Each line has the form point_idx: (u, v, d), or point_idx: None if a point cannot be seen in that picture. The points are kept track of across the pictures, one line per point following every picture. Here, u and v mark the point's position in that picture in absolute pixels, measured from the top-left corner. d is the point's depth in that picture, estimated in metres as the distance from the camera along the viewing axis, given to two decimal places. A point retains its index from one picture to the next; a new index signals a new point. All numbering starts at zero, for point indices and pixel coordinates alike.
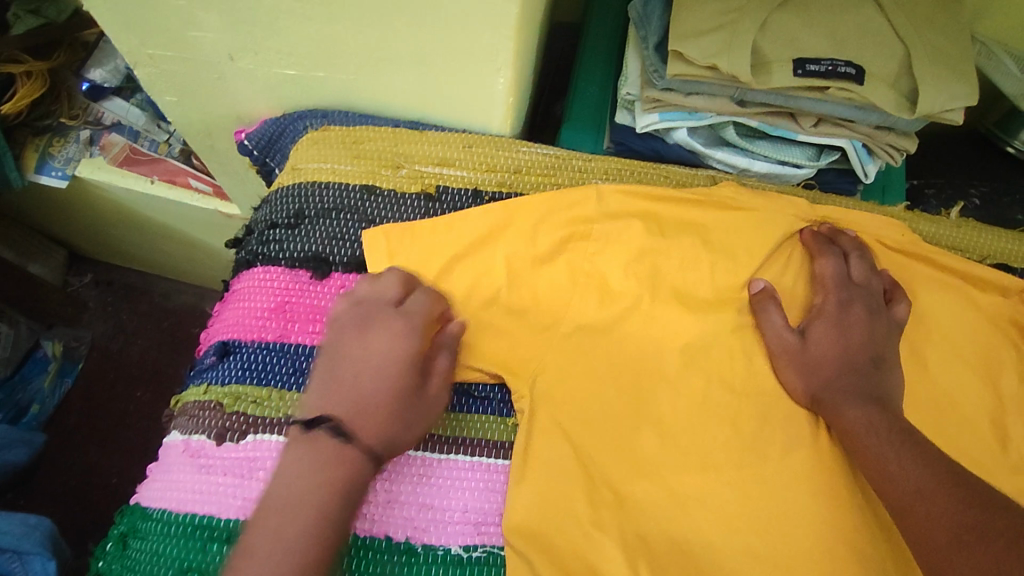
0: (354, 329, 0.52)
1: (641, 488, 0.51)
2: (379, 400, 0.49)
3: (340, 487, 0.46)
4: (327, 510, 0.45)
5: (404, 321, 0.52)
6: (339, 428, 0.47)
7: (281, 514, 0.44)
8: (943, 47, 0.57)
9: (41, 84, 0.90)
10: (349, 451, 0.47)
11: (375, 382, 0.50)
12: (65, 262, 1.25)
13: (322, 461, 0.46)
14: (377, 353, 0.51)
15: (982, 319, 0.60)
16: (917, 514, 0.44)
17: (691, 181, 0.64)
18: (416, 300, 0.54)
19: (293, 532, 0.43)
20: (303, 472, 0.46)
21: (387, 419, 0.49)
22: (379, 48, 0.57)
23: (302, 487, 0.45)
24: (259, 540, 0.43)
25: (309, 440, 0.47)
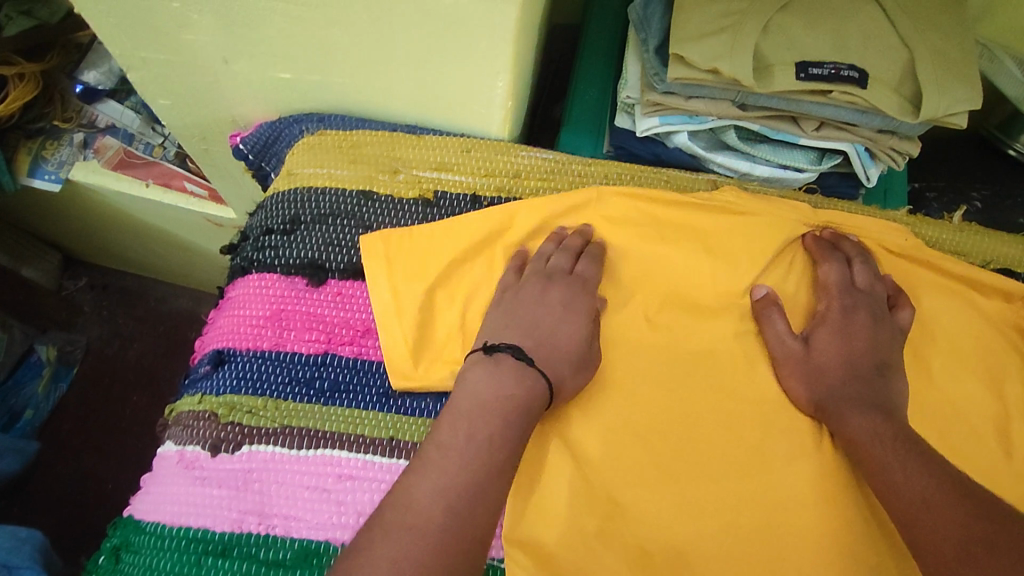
0: (535, 284, 0.55)
1: (642, 498, 0.50)
2: (560, 345, 0.52)
3: (523, 402, 0.47)
4: (512, 420, 0.46)
5: (578, 282, 0.55)
6: (522, 354, 0.50)
7: (471, 416, 0.46)
8: (946, 50, 0.56)
9: (33, 87, 0.89)
10: (529, 372, 0.49)
11: (557, 326, 0.53)
12: (60, 266, 1.24)
13: (506, 376, 0.49)
14: (559, 303, 0.54)
15: (986, 325, 0.60)
16: (923, 525, 0.43)
17: (692, 186, 0.63)
18: (585, 266, 0.56)
19: (484, 433, 0.45)
20: (490, 384, 0.48)
21: (563, 360, 0.51)
22: (376, 51, 0.56)
23: (492, 394, 0.47)
24: (452, 434, 0.45)
25: (493, 360, 0.50)
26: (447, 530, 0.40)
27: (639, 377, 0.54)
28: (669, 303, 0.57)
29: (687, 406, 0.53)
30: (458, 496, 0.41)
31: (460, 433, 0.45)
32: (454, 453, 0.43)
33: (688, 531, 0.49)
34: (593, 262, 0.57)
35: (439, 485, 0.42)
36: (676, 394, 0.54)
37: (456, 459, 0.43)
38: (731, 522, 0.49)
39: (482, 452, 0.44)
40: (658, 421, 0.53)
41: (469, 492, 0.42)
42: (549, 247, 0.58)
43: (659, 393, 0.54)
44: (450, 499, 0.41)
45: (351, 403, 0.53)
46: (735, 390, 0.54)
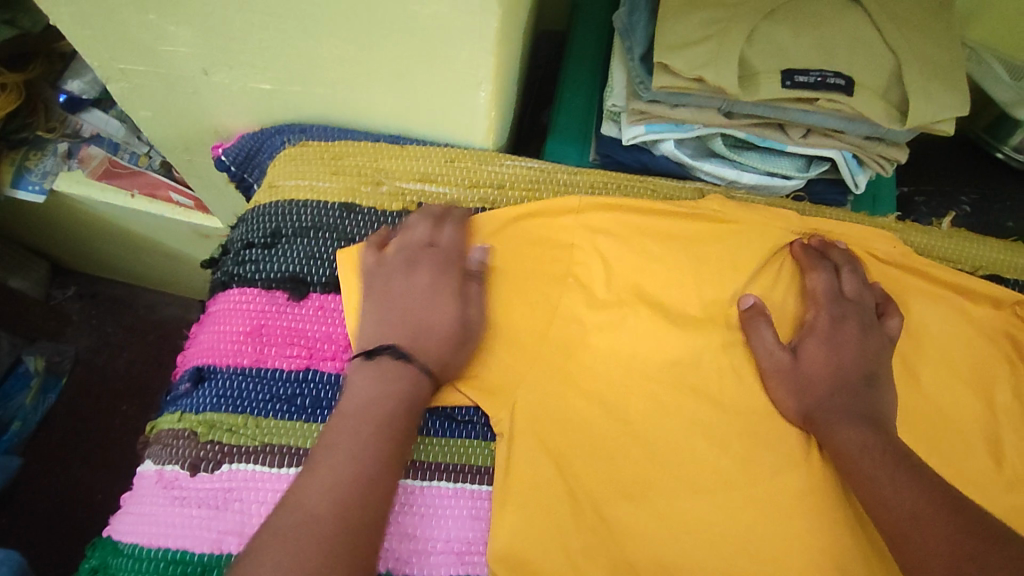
0: (398, 268, 0.55)
1: (628, 512, 0.50)
2: (438, 328, 0.52)
3: (404, 395, 0.48)
4: (396, 419, 0.47)
5: (440, 256, 0.55)
6: (401, 351, 0.50)
7: (355, 417, 0.47)
8: (933, 57, 0.55)
9: (15, 97, 0.87)
10: (410, 367, 0.50)
11: (425, 306, 0.53)
12: (47, 276, 1.22)
13: (387, 375, 0.49)
14: (424, 283, 0.54)
15: (976, 333, 0.59)
16: (912, 541, 0.42)
17: (679, 195, 0.63)
18: (446, 234, 0.57)
19: (369, 429, 0.46)
20: (373, 383, 0.48)
21: (441, 340, 0.52)
22: (357, 61, 0.56)
23: (376, 393, 0.48)
24: (338, 433, 0.46)
25: (375, 362, 0.50)
26: (340, 524, 0.41)
27: (626, 389, 0.54)
28: (656, 313, 0.56)
29: (676, 419, 0.53)
30: (348, 492, 0.43)
31: (348, 433, 0.46)
32: (339, 452, 0.44)
33: (676, 547, 0.48)
34: (457, 230, 0.57)
35: (328, 485, 0.43)
36: (664, 406, 0.53)
37: (343, 457, 0.44)
38: (720, 537, 0.48)
39: (368, 448, 0.45)
40: (646, 434, 0.52)
41: (358, 487, 0.43)
42: (412, 226, 0.57)
43: (646, 405, 0.53)
44: (341, 493, 0.42)
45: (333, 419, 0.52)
46: (724, 401, 0.53)
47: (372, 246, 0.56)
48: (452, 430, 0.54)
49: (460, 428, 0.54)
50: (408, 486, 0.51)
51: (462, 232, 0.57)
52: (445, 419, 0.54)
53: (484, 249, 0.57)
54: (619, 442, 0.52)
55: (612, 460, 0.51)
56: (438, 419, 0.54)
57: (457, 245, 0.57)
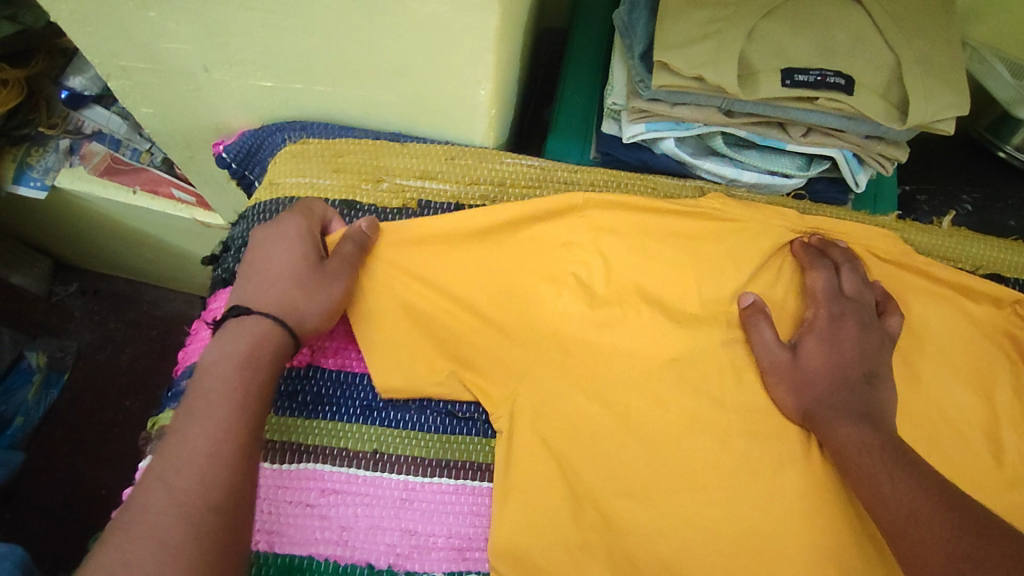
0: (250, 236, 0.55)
1: (628, 508, 0.50)
2: (280, 277, 0.51)
3: (246, 354, 0.47)
4: (234, 379, 0.45)
5: (283, 215, 0.55)
6: (240, 307, 0.49)
7: (193, 389, 0.45)
8: (934, 56, 0.55)
9: (17, 93, 0.87)
10: (253, 320, 0.49)
11: (263, 258, 0.52)
12: (50, 272, 1.23)
13: (226, 339, 0.48)
14: (262, 239, 0.53)
15: (976, 332, 0.59)
16: (910, 539, 0.42)
17: (679, 193, 0.63)
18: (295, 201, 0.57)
19: (206, 402, 0.44)
20: (214, 350, 0.47)
21: (286, 286, 0.51)
22: (356, 59, 0.56)
23: (214, 359, 0.46)
24: (178, 413, 0.44)
25: (223, 330, 0.49)
26: (176, 505, 0.39)
27: (626, 386, 0.54)
28: (656, 311, 0.56)
29: (676, 416, 0.53)
30: (187, 467, 0.41)
31: (186, 412, 0.44)
32: (173, 434, 0.43)
33: (676, 544, 0.49)
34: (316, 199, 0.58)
35: (167, 466, 0.41)
36: (663, 404, 0.53)
37: (179, 433, 0.43)
38: (719, 534, 0.49)
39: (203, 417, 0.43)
40: (646, 431, 0.52)
41: (196, 463, 0.41)
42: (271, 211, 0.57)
43: (647, 403, 0.53)
44: (177, 469, 0.41)
45: (334, 416, 0.53)
46: (724, 399, 0.54)
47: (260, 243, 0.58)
48: (453, 426, 0.55)
49: (460, 424, 0.55)
50: (410, 482, 0.51)
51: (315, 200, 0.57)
52: (446, 416, 0.55)
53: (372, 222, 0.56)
54: (619, 438, 0.52)
55: (612, 456, 0.52)
56: (438, 415, 0.55)
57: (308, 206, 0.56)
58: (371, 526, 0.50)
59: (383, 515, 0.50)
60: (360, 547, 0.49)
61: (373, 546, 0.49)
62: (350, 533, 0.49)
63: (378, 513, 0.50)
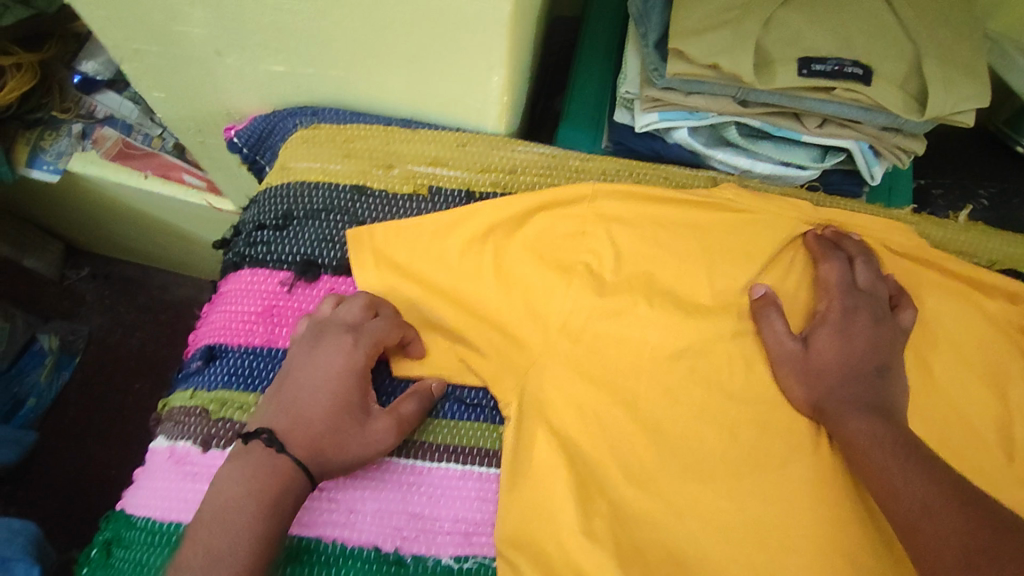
0: (307, 339, 0.52)
1: (635, 497, 0.50)
2: (324, 419, 0.48)
3: (271, 503, 0.44)
4: (257, 527, 0.43)
5: (355, 341, 0.51)
6: (276, 439, 0.46)
7: (212, 527, 0.42)
8: (955, 46, 0.55)
9: (30, 78, 0.87)
10: (283, 460, 0.46)
11: (316, 391, 0.49)
12: (61, 256, 1.23)
13: (255, 470, 0.45)
14: (327, 366, 0.50)
15: (990, 328, 0.59)
16: (920, 533, 0.42)
17: (691, 183, 0.62)
18: (372, 322, 0.53)
19: (227, 543, 0.42)
20: (243, 480, 0.44)
21: (329, 431, 0.48)
22: (369, 44, 0.56)
23: (238, 496, 0.44)
24: (190, 550, 0.42)
25: (250, 450, 0.46)
26: None
27: (634, 375, 0.54)
28: (667, 301, 0.56)
29: (684, 408, 0.53)
30: None
31: (205, 547, 0.42)
32: (184, 570, 0.40)
33: (683, 534, 0.49)
34: (386, 321, 0.53)
35: None
36: (671, 394, 0.53)
37: None
38: (728, 526, 0.49)
39: (214, 571, 0.40)
40: (655, 422, 0.52)
41: None
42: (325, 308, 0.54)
43: (656, 394, 0.53)
44: None
45: None
46: (732, 390, 0.53)
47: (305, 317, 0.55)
48: (461, 412, 0.54)
49: (469, 411, 0.55)
50: (418, 467, 0.52)
51: (390, 324, 0.53)
52: (454, 402, 0.55)
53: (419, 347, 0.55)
54: (627, 428, 0.52)
55: (620, 446, 0.52)
56: (447, 401, 0.55)
57: (382, 335, 0.53)
58: (379, 509, 0.50)
59: (390, 499, 0.50)
60: (368, 531, 0.49)
61: (379, 529, 0.49)
62: (358, 517, 0.50)
63: (386, 497, 0.50)
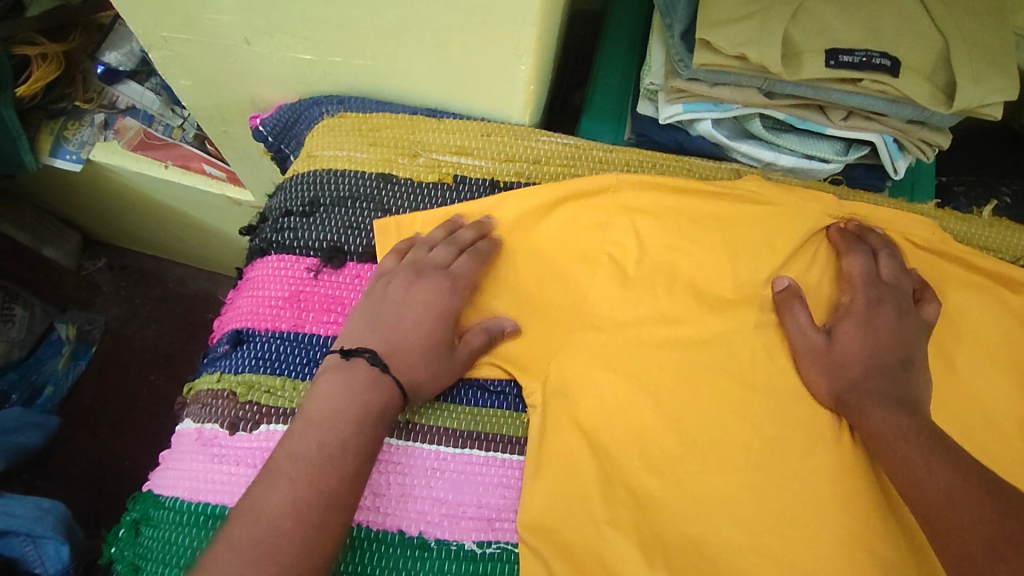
0: (405, 273, 0.54)
1: (657, 486, 0.50)
2: (420, 349, 0.51)
3: (376, 416, 0.48)
4: (365, 433, 0.47)
5: (449, 282, 0.54)
6: (380, 360, 0.49)
7: (324, 426, 0.46)
8: (984, 39, 0.54)
9: (55, 67, 0.89)
10: (385, 379, 0.49)
11: (417, 322, 0.52)
12: (79, 247, 1.25)
13: (360, 384, 0.48)
14: (425, 303, 0.53)
15: (1015, 325, 0.58)
16: (947, 523, 0.42)
17: (714, 175, 0.63)
18: (461, 263, 0.55)
19: (341, 442, 0.46)
20: (348, 392, 0.48)
21: (423, 362, 0.51)
22: (397, 32, 0.56)
23: (346, 402, 0.47)
24: (305, 442, 0.45)
25: (352, 365, 0.49)
26: (303, 542, 0.41)
27: (655, 366, 0.54)
28: (688, 293, 0.56)
29: (706, 398, 0.53)
30: (314, 512, 0.42)
31: (317, 442, 0.45)
32: (303, 461, 0.44)
33: (705, 523, 0.49)
34: (473, 259, 0.55)
35: (294, 504, 0.42)
36: (693, 385, 0.53)
37: (306, 475, 0.43)
38: (750, 515, 0.49)
39: (329, 465, 0.44)
40: (677, 413, 0.52)
41: (322, 506, 0.43)
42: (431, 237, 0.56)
43: (678, 385, 0.53)
44: (302, 515, 0.42)
45: None
46: (755, 382, 0.54)
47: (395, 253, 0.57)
48: (484, 400, 0.54)
49: (491, 398, 0.54)
50: (441, 453, 0.52)
51: (476, 264, 0.55)
52: (476, 389, 0.55)
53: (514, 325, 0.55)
54: (648, 417, 0.52)
55: (641, 435, 0.52)
56: (469, 387, 0.55)
57: (473, 277, 0.55)
58: (403, 494, 0.50)
59: (414, 484, 0.51)
60: (392, 514, 0.50)
61: (404, 513, 0.50)
62: (382, 500, 0.50)
63: (409, 482, 0.51)
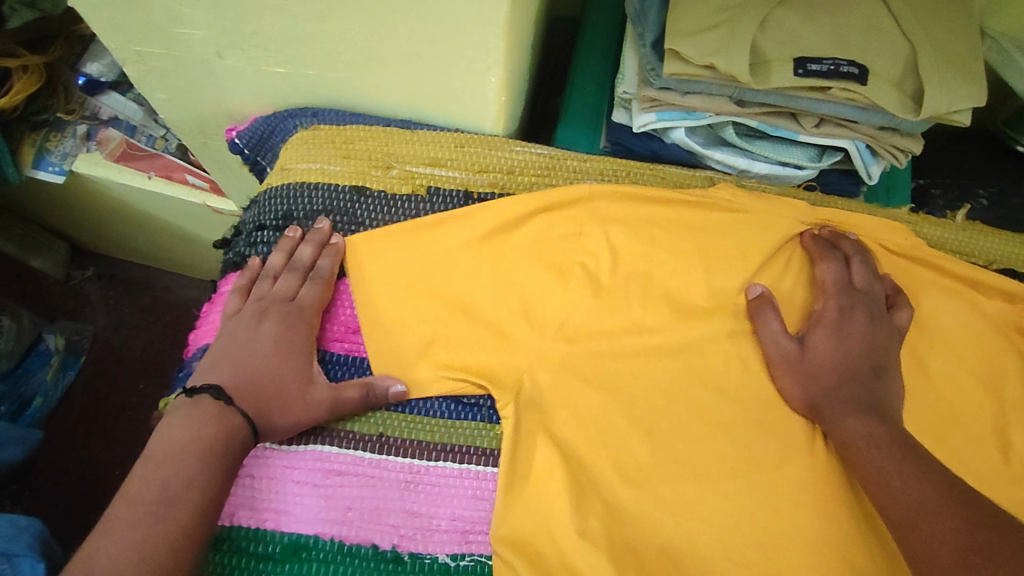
0: (253, 309, 0.55)
1: (632, 497, 0.50)
2: (273, 383, 0.51)
3: (221, 448, 0.47)
4: (210, 469, 0.46)
5: (292, 314, 0.55)
6: (224, 394, 0.49)
7: (165, 466, 0.45)
8: (951, 46, 0.55)
9: (37, 79, 0.88)
10: (230, 412, 0.48)
11: (268, 355, 0.52)
12: (67, 257, 1.24)
13: (203, 418, 0.48)
14: (272, 335, 0.53)
15: (987, 329, 0.59)
16: (916, 532, 0.42)
17: (689, 183, 0.63)
18: (309, 291, 0.56)
19: (181, 480, 0.44)
20: (189, 429, 0.47)
21: (270, 396, 0.50)
22: (367, 44, 0.56)
23: (188, 439, 0.47)
24: (143, 485, 0.44)
25: (194, 404, 0.49)
26: None
27: (629, 376, 0.54)
28: (663, 302, 0.57)
29: (680, 406, 0.53)
30: (155, 556, 0.41)
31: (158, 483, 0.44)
32: (142, 505, 0.43)
33: (679, 533, 0.49)
34: (319, 285, 0.56)
35: (132, 550, 0.41)
36: (667, 394, 0.54)
37: (144, 520, 0.42)
38: (723, 523, 0.49)
39: (171, 505, 0.43)
40: (650, 422, 0.53)
41: (163, 548, 0.42)
42: (276, 265, 0.57)
43: (652, 394, 0.54)
44: (142, 560, 0.41)
45: None
46: (729, 390, 0.54)
47: (239, 291, 0.57)
48: (458, 412, 0.55)
49: (466, 411, 0.55)
50: (415, 466, 0.52)
51: (322, 289, 0.57)
52: (451, 402, 0.55)
53: (401, 392, 0.54)
54: (622, 427, 0.52)
55: (615, 445, 0.52)
56: (444, 400, 0.55)
57: (320, 304, 0.56)
58: (376, 508, 0.50)
59: (388, 498, 0.51)
60: (366, 528, 0.50)
61: (377, 527, 0.50)
62: (355, 515, 0.50)
63: (383, 496, 0.51)
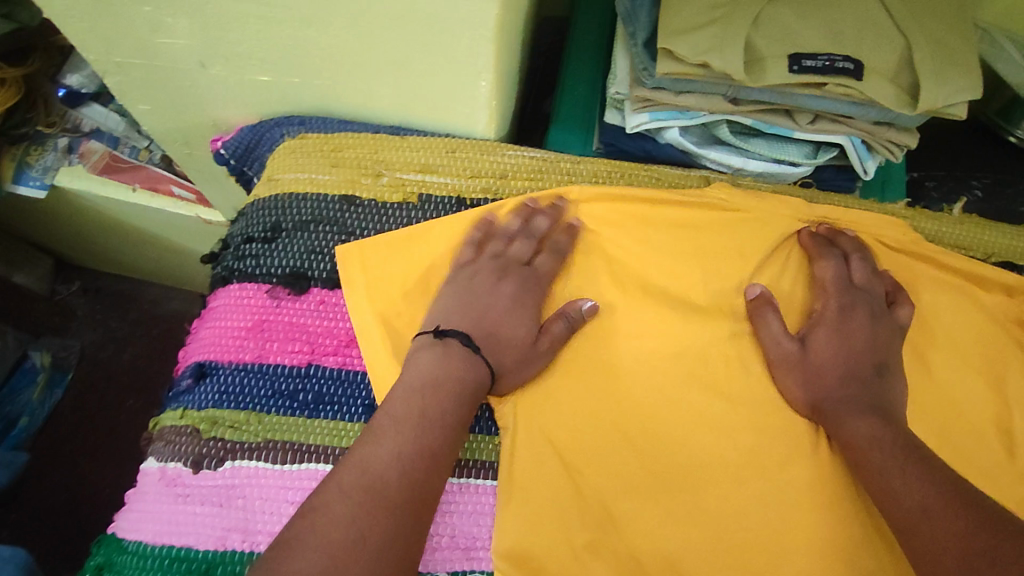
0: (494, 264, 0.56)
1: (633, 506, 0.49)
2: (505, 340, 0.53)
3: (470, 393, 0.49)
4: (461, 408, 0.48)
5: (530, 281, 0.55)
6: (471, 342, 0.51)
7: (426, 392, 0.47)
8: (945, 39, 0.54)
9: (14, 93, 0.85)
10: (477, 359, 0.51)
11: (505, 313, 0.54)
12: (52, 272, 1.22)
13: (454, 359, 0.50)
14: (510, 293, 0.54)
15: (988, 323, 0.58)
16: (922, 535, 0.42)
17: (685, 183, 0.62)
18: (545, 258, 0.56)
19: (439, 412, 0.47)
20: (444, 368, 0.49)
21: (502, 350, 0.52)
22: (354, 51, 0.55)
23: (445, 373, 0.49)
24: (405, 406, 0.46)
25: (443, 343, 0.51)
26: (405, 499, 0.42)
27: (629, 381, 0.53)
28: (660, 305, 0.56)
29: (682, 410, 0.52)
30: (416, 472, 0.43)
31: (413, 408, 0.46)
32: (408, 423, 0.45)
33: (682, 541, 0.48)
34: (556, 252, 0.57)
35: (403, 462, 0.43)
36: (669, 398, 0.53)
37: (405, 439, 0.44)
38: (726, 530, 0.48)
39: (428, 432, 0.46)
40: (652, 428, 0.52)
41: (421, 466, 0.44)
42: (514, 227, 0.58)
43: (653, 399, 0.53)
44: (403, 474, 0.43)
45: (336, 415, 0.52)
46: (731, 393, 0.53)
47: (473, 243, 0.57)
48: None
49: None
50: None
51: (557, 262, 0.57)
52: None
53: (593, 306, 0.55)
54: (624, 434, 0.51)
55: (616, 453, 0.51)
56: None
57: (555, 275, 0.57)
58: None
59: None
60: None
61: None
62: None
63: None
